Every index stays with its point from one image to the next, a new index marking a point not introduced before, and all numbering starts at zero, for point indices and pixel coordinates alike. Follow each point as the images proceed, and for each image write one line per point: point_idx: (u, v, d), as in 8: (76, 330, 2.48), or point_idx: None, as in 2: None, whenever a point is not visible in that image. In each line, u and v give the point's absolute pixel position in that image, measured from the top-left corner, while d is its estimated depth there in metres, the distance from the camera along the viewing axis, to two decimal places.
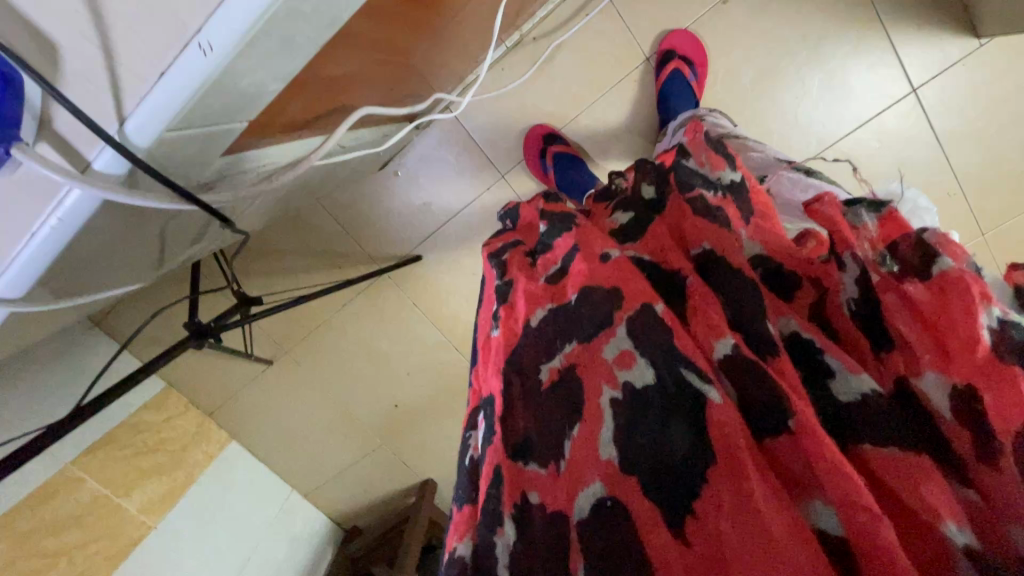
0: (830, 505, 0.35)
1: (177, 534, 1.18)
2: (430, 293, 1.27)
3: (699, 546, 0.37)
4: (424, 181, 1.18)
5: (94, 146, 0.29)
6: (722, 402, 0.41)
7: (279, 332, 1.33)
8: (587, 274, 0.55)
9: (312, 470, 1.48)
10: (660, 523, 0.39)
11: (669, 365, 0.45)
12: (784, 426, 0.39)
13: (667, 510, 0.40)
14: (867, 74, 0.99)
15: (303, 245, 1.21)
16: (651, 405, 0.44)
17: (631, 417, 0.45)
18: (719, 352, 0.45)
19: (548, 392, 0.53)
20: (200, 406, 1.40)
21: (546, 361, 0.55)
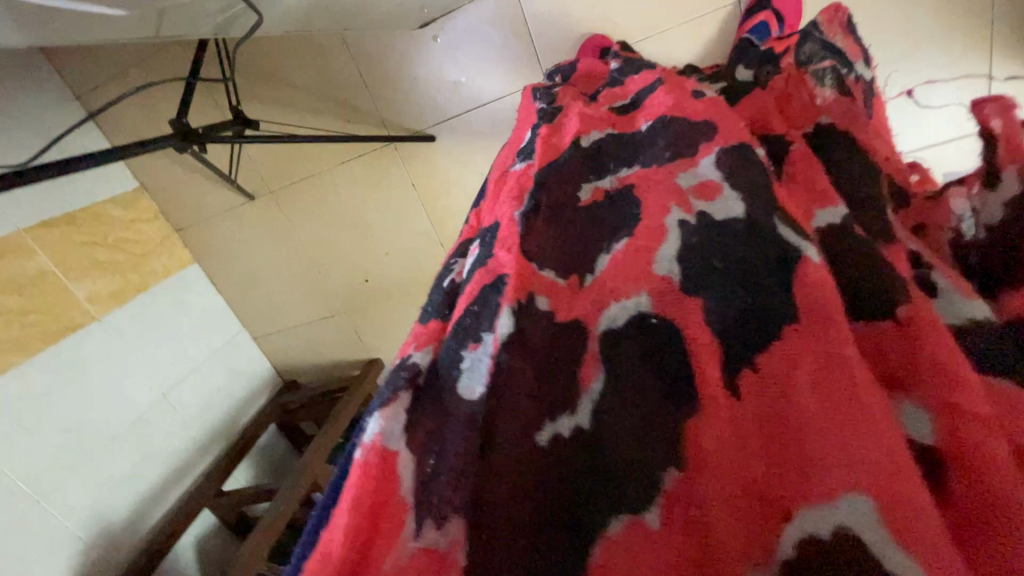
0: (927, 410, 0.32)
1: (119, 333, 1.18)
2: (434, 179, 1.21)
3: (754, 399, 0.33)
4: (462, 58, 1.09)
5: None
6: (817, 262, 0.38)
7: (269, 169, 1.27)
8: (668, 104, 0.59)
9: (267, 315, 1.48)
10: (716, 359, 0.35)
11: (763, 207, 0.42)
12: (893, 313, 0.36)
13: (723, 353, 0.35)
14: (951, 99, 0.93)
15: (317, 84, 1.13)
16: (734, 231, 0.41)
17: (706, 231, 0.42)
18: (824, 219, 0.44)
19: (585, 208, 0.52)
20: (170, 220, 1.37)
21: (591, 182, 0.55)
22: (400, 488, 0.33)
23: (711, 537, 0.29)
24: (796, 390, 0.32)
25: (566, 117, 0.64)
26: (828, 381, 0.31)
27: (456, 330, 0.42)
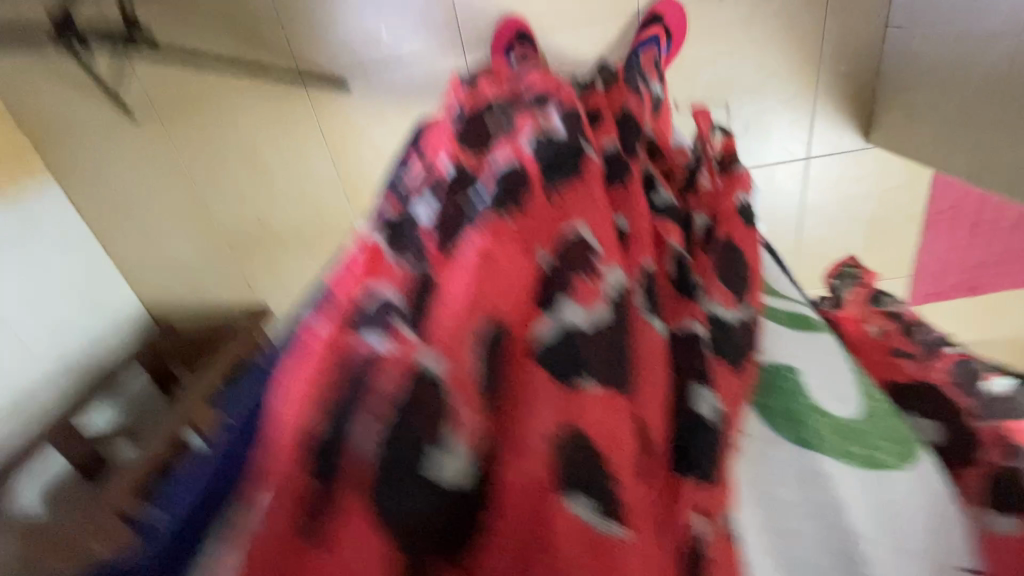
0: (625, 217, 0.54)
1: None
2: (345, 128, 1.21)
3: (549, 207, 0.52)
4: (386, 14, 1.11)
5: None
6: (593, 159, 0.57)
7: (160, 90, 1.18)
8: (548, 83, 0.68)
9: (143, 249, 1.37)
10: (540, 182, 0.54)
11: (573, 135, 0.58)
12: (620, 180, 0.57)
13: (549, 183, 0.54)
14: (786, 128, 1.17)
15: (226, 9, 1.09)
16: (558, 143, 0.57)
17: (550, 151, 0.56)
18: (607, 147, 0.61)
19: (483, 134, 0.66)
20: (27, 130, 1.21)
21: (491, 119, 0.67)
22: (389, 263, 0.56)
23: (519, 269, 0.47)
24: (569, 209, 0.52)
25: (472, 91, 0.73)
26: (584, 199, 0.52)
27: (418, 206, 0.62)
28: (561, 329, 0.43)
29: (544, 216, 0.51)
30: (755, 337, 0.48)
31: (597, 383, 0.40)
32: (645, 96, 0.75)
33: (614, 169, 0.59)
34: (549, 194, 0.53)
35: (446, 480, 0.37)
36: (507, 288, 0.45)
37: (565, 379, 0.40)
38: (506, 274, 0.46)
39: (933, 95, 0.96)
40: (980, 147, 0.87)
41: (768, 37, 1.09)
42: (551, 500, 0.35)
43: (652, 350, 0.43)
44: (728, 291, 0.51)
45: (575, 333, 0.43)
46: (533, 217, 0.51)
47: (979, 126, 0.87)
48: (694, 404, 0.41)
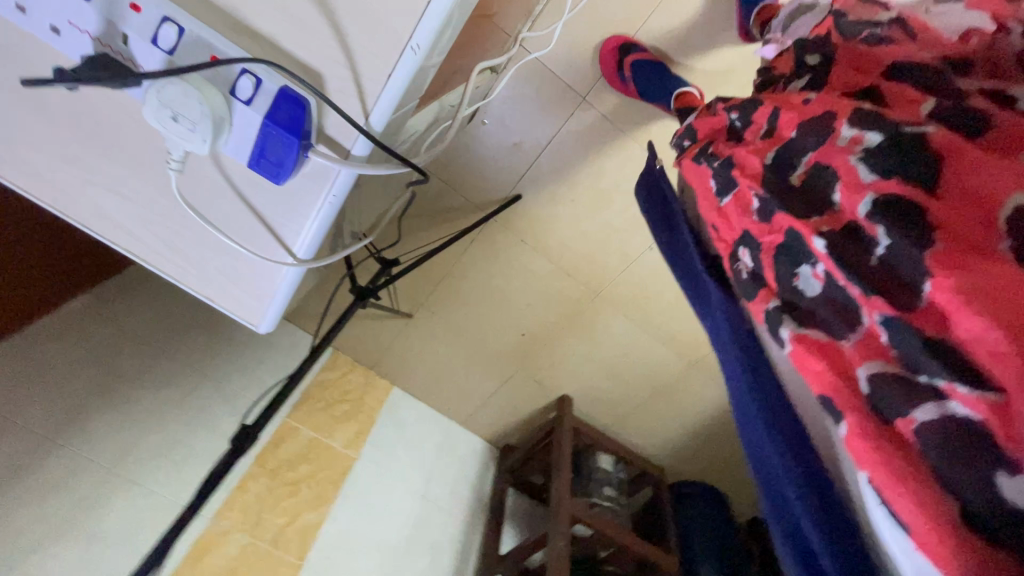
0: None
1: (374, 462, 1.46)
2: (536, 227, 1.34)
3: (958, 208, 0.40)
4: (511, 123, 1.23)
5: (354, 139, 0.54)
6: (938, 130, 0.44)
7: (414, 289, 1.51)
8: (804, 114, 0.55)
9: (461, 399, 1.70)
10: (924, 194, 0.42)
11: (892, 126, 0.46)
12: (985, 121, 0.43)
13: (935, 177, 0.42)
14: None
15: (417, 206, 1.36)
16: (900, 142, 0.45)
17: (889, 151, 0.45)
18: (927, 110, 0.47)
19: (799, 190, 0.52)
20: (363, 362, 1.66)
21: (792, 174, 0.54)
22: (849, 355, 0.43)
23: None
24: (993, 189, 0.39)
25: (732, 175, 0.60)
26: (991, 161, 0.40)
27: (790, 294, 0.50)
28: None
29: (968, 206, 0.40)
30: None
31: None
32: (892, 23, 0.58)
33: (957, 124, 0.44)
34: (932, 194, 0.42)
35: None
36: None
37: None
38: (1007, 284, 0.35)
39: None
40: None
41: None
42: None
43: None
44: None
45: None
46: (954, 224, 0.40)
47: None
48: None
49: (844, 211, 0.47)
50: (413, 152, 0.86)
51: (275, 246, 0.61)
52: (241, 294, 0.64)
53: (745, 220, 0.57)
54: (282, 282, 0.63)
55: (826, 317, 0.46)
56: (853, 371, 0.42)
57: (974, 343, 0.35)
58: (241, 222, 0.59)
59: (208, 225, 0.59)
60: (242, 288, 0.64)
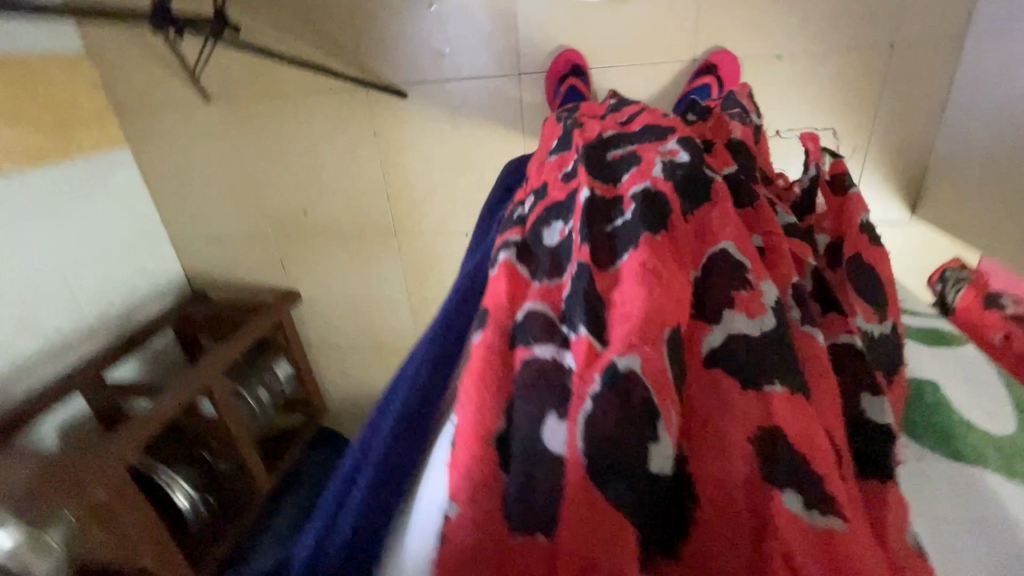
0: (760, 236, 0.48)
1: (26, 191, 1.11)
2: (396, 132, 1.26)
3: (688, 228, 0.43)
4: (451, 29, 1.15)
5: None
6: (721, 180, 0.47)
7: (233, 77, 1.25)
8: (651, 119, 0.59)
9: (192, 218, 1.43)
10: (677, 204, 0.44)
11: (699, 154, 0.48)
12: (749, 202, 0.50)
13: (693, 200, 0.45)
14: None
15: (304, 9, 1.16)
16: (692, 168, 0.46)
17: (687, 172, 0.45)
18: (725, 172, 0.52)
19: (603, 164, 0.53)
20: (109, 93, 1.30)
21: (611, 151, 0.55)
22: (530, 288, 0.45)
23: (680, 295, 0.38)
24: (716, 230, 0.43)
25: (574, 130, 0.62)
26: (729, 213, 0.44)
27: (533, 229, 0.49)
28: (730, 340, 0.38)
29: (694, 232, 0.44)
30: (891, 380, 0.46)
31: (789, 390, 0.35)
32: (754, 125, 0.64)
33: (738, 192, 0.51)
34: (683, 211, 0.44)
35: (653, 466, 0.32)
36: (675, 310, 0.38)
37: (746, 382, 0.35)
38: (674, 287, 0.38)
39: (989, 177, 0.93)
40: None
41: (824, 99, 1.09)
42: (777, 504, 0.31)
43: (817, 356, 0.40)
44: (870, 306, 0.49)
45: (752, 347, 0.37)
46: (679, 233, 0.42)
47: None
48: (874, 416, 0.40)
49: (620, 189, 0.48)
50: None
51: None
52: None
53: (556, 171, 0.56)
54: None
55: (544, 256, 0.46)
56: (522, 302, 0.43)
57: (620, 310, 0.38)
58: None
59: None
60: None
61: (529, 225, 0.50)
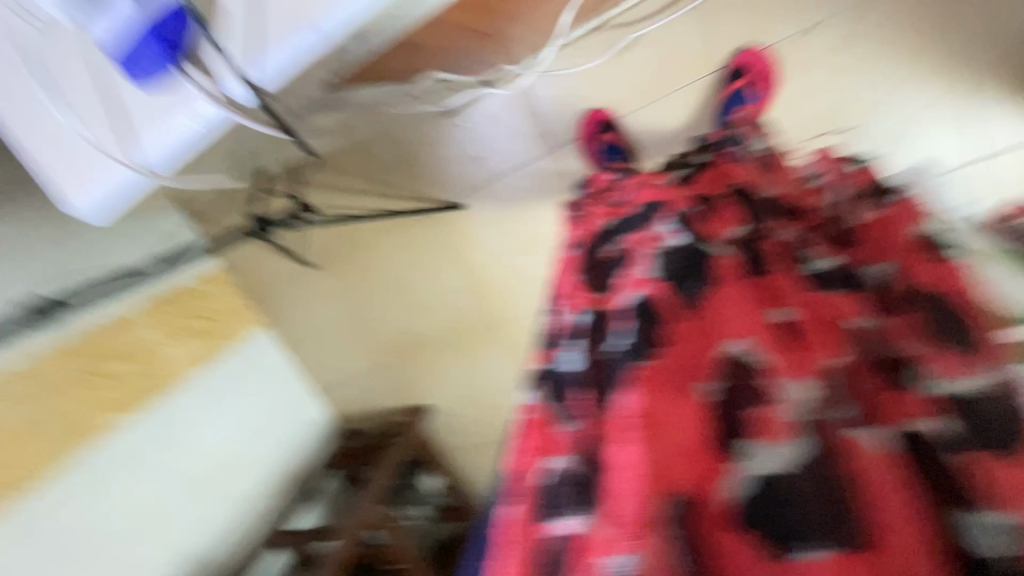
0: (755, 355, 0.52)
1: (201, 384, 1.31)
2: (463, 239, 1.35)
3: (641, 413, 0.52)
4: (479, 135, 1.26)
5: (234, 80, 0.52)
6: (660, 367, 0.56)
7: (327, 243, 1.48)
8: (619, 301, 0.70)
9: (328, 367, 1.61)
10: (620, 421, 0.52)
11: (638, 346, 0.60)
12: (729, 349, 0.54)
13: (641, 422, 0.51)
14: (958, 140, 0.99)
15: (363, 165, 1.33)
16: (652, 384, 0.54)
17: (641, 383, 0.55)
18: (732, 350, 0.54)
19: (571, 423, 0.63)
20: (243, 292, 1.51)
21: (557, 403, 0.67)
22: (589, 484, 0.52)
23: (637, 498, 0.47)
24: (665, 428, 0.50)
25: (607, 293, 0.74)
26: (672, 413, 0.51)
27: (548, 458, 0.61)
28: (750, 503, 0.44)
29: (687, 354, 0.56)
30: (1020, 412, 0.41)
31: (819, 556, 0.39)
32: (724, 204, 0.76)
33: (687, 343, 0.58)
34: (633, 406, 0.53)
35: None
36: (668, 512, 0.45)
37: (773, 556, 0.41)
38: (659, 447, 0.49)
39: None
40: None
41: (878, 46, 1.00)
42: None
43: (867, 472, 0.41)
44: (954, 365, 0.46)
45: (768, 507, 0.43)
46: (661, 379, 0.54)
47: None
48: (969, 542, 0.37)
49: (584, 444, 0.58)
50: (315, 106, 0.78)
51: (118, 144, 0.55)
52: (60, 175, 0.56)
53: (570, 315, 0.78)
54: (212, 94, 0.52)
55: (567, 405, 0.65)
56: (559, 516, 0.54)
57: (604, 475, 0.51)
58: (94, 101, 0.55)
59: (59, 102, 0.56)
60: (64, 169, 0.56)
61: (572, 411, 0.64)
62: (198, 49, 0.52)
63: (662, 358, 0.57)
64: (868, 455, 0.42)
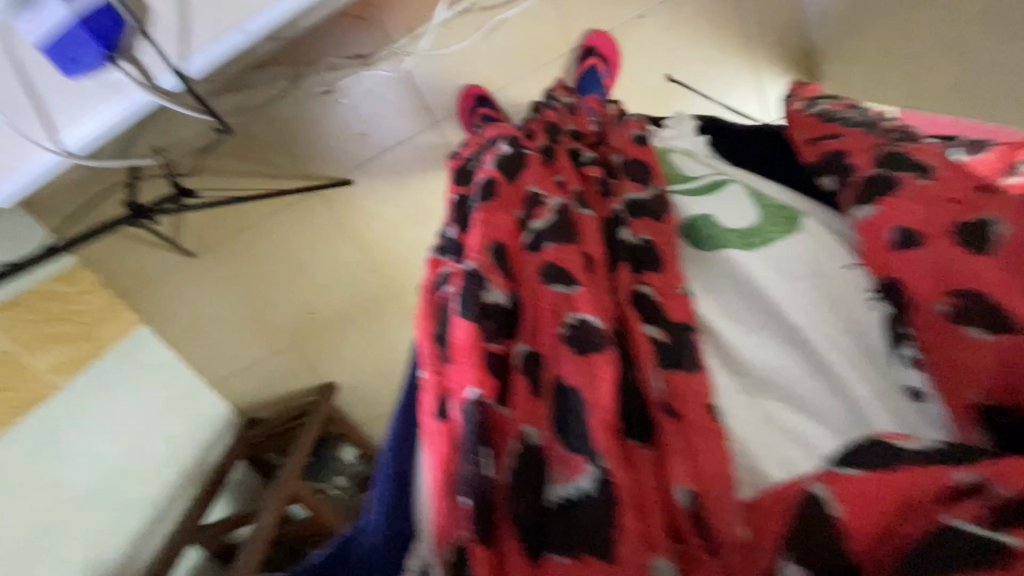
0: (569, 176, 0.54)
1: (86, 391, 1.24)
2: (357, 215, 1.41)
3: (501, 208, 0.48)
4: (362, 112, 1.30)
5: (162, 70, 0.77)
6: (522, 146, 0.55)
7: (207, 229, 1.41)
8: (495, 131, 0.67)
9: (219, 357, 1.56)
10: (490, 197, 0.49)
11: (515, 146, 0.55)
12: (553, 158, 0.56)
13: (492, 188, 0.49)
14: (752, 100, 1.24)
15: (242, 144, 1.31)
16: (508, 158, 0.53)
17: (503, 161, 0.53)
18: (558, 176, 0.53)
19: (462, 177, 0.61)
20: (111, 288, 1.42)
21: (469, 163, 0.63)
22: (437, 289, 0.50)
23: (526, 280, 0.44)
24: (534, 218, 0.48)
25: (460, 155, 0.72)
26: (533, 168, 0.52)
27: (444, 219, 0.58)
28: (568, 292, 0.41)
29: (533, 167, 0.53)
30: (878, 236, 0.40)
31: (598, 322, 0.39)
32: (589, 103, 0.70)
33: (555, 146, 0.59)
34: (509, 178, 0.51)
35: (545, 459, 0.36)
36: (535, 273, 0.44)
37: (583, 346, 0.38)
38: (493, 231, 0.46)
39: (849, 48, 1.08)
40: (905, 80, 0.94)
41: (691, 31, 1.21)
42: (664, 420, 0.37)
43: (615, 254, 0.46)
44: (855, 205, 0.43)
45: (584, 321, 0.40)
46: (503, 194, 0.49)
47: (867, 43, 1.02)
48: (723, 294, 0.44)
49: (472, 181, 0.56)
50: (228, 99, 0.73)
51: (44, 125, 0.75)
52: None
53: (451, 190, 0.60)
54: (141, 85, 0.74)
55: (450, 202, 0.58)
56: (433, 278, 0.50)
57: (474, 253, 0.45)
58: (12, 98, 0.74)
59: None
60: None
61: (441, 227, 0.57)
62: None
63: (521, 174, 0.52)
64: (633, 234, 0.48)
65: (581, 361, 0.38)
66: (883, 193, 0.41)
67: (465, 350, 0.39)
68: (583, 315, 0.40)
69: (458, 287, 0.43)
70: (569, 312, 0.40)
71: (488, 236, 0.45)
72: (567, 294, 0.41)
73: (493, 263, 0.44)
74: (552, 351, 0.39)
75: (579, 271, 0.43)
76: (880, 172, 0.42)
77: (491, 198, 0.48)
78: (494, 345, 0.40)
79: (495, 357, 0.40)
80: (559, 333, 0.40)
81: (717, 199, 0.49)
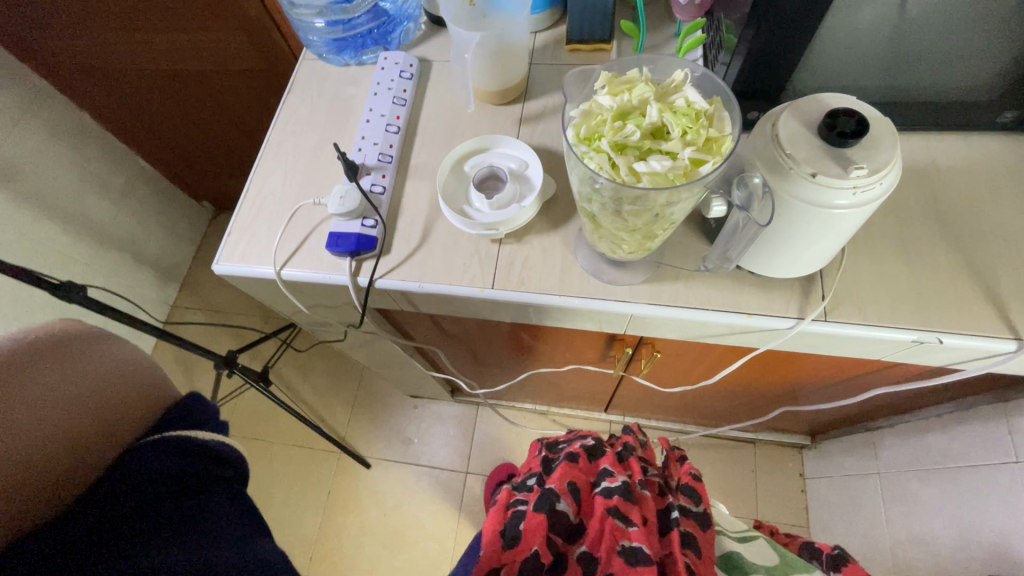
0: (635, 471, 0.69)
1: None
2: (348, 494, 1.42)
3: (579, 472, 0.67)
4: (423, 425, 1.49)
5: None
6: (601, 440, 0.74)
7: (238, 417, 1.52)
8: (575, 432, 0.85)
9: None
10: (575, 462, 0.69)
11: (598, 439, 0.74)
12: (627, 454, 0.73)
13: (574, 457, 0.70)
14: None
15: (327, 386, 1.55)
16: (592, 445, 0.73)
17: (586, 446, 0.73)
18: (628, 468, 0.70)
19: (547, 444, 0.80)
20: None
21: (551, 440, 0.81)
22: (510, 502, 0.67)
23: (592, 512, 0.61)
24: (604, 481, 0.65)
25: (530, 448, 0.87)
26: (609, 456, 0.70)
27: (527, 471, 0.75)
28: (623, 522, 0.57)
29: (607, 456, 0.70)
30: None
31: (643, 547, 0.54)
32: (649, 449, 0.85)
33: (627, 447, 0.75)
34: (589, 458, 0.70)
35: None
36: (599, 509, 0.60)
37: (628, 558, 0.53)
38: (573, 481, 0.66)
39: None
40: None
41: None
42: None
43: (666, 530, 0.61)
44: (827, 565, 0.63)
45: (633, 543, 0.54)
46: (580, 466, 0.68)
47: None
48: None
49: (559, 452, 0.75)
50: (361, 342, 0.97)
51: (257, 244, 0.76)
52: None
53: (538, 456, 0.77)
54: (344, 268, 0.66)
55: (538, 458, 0.77)
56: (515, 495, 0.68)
57: (558, 485, 0.64)
58: None
59: None
60: None
61: (524, 475, 0.75)
62: (363, 259, 0.67)
63: (599, 459, 0.70)
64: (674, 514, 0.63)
65: (627, 566, 0.52)
66: (843, 563, 0.62)
67: (536, 528, 0.57)
68: (635, 542, 0.54)
69: (537, 500, 0.62)
70: (624, 537, 0.55)
71: (566, 477, 0.65)
72: (625, 528, 0.56)
73: (569, 493, 0.63)
74: (607, 555, 0.54)
75: (636, 515, 0.58)
76: (839, 551, 0.64)
77: (574, 462, 0.69)
78: (557, 537, 0.59)
79: (555, 545, 0.58)
80: (614, 547, 0.54)
81: (749, 545, 0.67)
